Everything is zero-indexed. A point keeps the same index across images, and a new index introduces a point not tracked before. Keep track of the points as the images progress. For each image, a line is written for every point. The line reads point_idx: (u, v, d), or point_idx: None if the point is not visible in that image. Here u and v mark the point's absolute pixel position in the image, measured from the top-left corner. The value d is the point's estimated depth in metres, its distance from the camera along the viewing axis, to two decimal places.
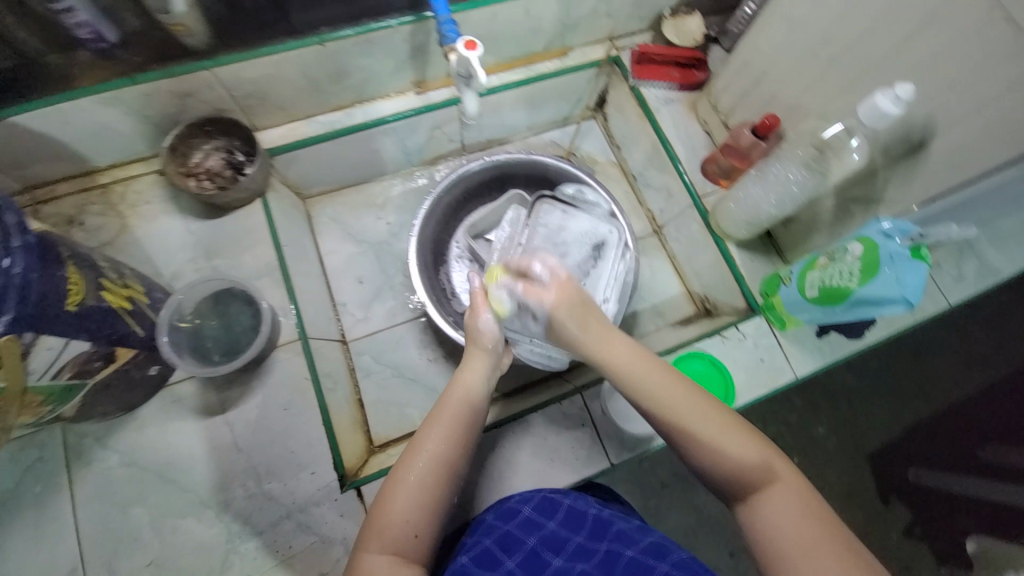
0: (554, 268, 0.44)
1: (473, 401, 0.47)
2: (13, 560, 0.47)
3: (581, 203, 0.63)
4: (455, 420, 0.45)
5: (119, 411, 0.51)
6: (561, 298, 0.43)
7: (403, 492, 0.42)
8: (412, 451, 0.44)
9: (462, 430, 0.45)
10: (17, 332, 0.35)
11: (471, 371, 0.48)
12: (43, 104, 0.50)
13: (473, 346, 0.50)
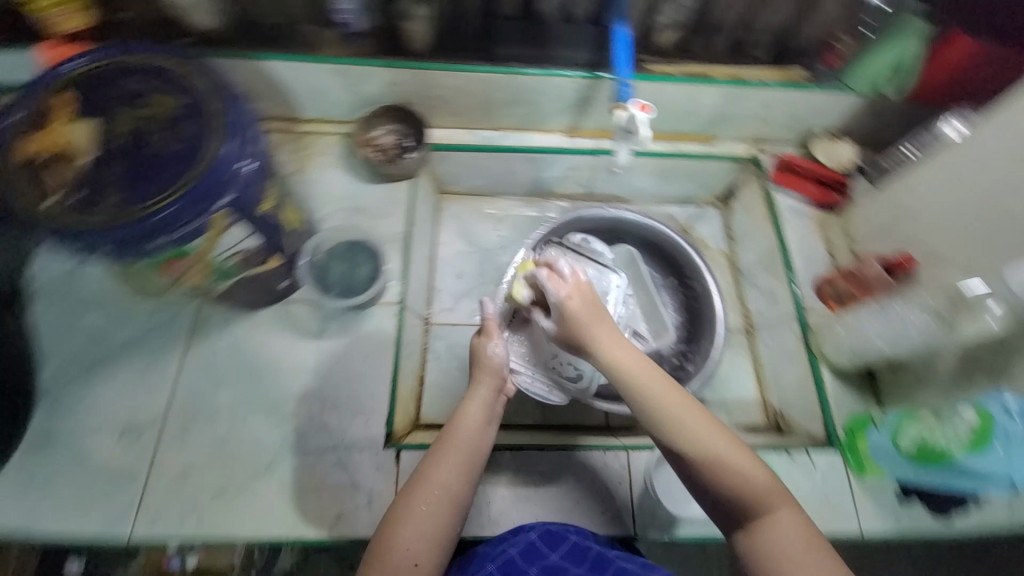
0: (576, 271, 0.49)
1: (480, 435, 0.49)
2: (122, 391, 0.56)
3: (587, 251, 0.65)
4: (464, 459, 0.47)
5: (243, 308, 0.60)
6: (576, 292, 0.47)
7: (410, 521, 0.44)
8: (421, 480, 0.46)
9: (468, 465, 0.47)
10: (231, 212, 0.43)
11: (479, 399, 0.51)
12: (294, 59, 0.63)
13: (479, 371, 0.52)
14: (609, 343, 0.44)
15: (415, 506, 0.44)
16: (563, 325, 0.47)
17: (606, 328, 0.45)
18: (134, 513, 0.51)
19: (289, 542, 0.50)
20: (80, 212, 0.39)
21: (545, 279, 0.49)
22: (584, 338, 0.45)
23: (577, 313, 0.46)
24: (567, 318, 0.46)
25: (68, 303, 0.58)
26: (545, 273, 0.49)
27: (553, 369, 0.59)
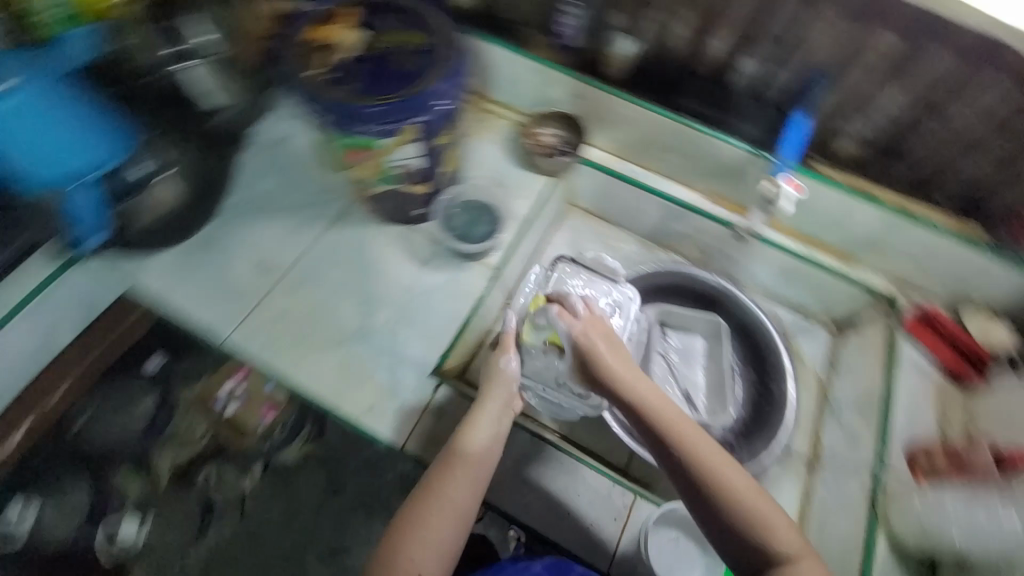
0: (587, 307, 0.55)
1: (483, 454, 0.52)
2: (267, 236, 0.69)
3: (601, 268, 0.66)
4: (472, 476, 0.51)
5: (376, 219, 0.71)
6: (589, 324, 0.52)
7: (420, 531, 0.49)
8: (432, 496, 0.50)
9: (476, 482, 0.51)
10: (421, 129, 0.54)
11: (491, 419, 0.54)
12: (501, 45, 0.71)
13: (495, 382, 0.56)
14: (625, 381, 0.49)
15: (423, 517, 0.49)
16: (577, 359, 0.52)
17: (621, 365, 0.50)
18: (236, 323, 0.63)
19: (327, 406, 0.59)
20: (323, 86, 0.52)
21: (556, 314, 0.53)
22: (600, 376, 0.50)
23: (591, 354, 0.51)
24: (582, 352, 0.51)
25: (265, 158, 0.73)
26: (557, 309, 0.54)
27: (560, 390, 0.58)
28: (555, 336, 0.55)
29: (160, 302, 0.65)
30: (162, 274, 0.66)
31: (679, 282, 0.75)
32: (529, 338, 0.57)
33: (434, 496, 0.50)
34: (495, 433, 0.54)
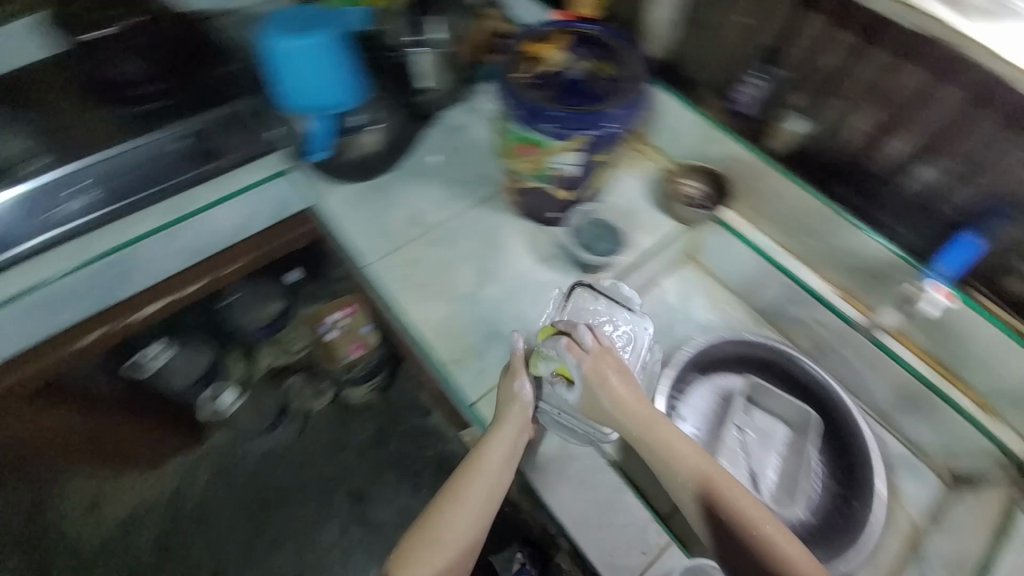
0: (597, 341, 0.61)
1: (494, 476, 0.60)
2: (420, 196, 0.79)
3: (618, 295, 0.69)
4: (482, 492, 0.59)
5: (510, 210, 0.78)
6: (601, 360, 0.60)
7: (434, 538, 0.58)
8: (446, 508, 0.59)
9: (486, 496, 0.59)
10: (591, 141, 0.61)
11: (505, 442, 0.61)
12: (676, 96, 0.77)
13: (512, 413, 0.62)
14: (640, 419, 0.57)
15: (439, 534, 0.58)
16: (587, 393, 0.60)
17: (626, 398, 0.58)
18: (381, 256, 0.74)
19: (425, 347, 0.68)
20: (521, 87, 0.62)
21: (567, 350, 0.60)
22: (610, 410, 0.58)
23: (602, 386, 0.59)
24: (591, 387, 0.59)
25: (445, 138, 0.86)
26: (568, 343, 0.61)
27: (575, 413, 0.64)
28: (564, 366, 0.61)
29: (332, 222, 0.79)
30: (340, 201, 0.79)
31: (781, 365, 0.72)
32: (540, 369, 0.63)
33: (448, 515, 0.58)
34: (509, 461, 0.60)
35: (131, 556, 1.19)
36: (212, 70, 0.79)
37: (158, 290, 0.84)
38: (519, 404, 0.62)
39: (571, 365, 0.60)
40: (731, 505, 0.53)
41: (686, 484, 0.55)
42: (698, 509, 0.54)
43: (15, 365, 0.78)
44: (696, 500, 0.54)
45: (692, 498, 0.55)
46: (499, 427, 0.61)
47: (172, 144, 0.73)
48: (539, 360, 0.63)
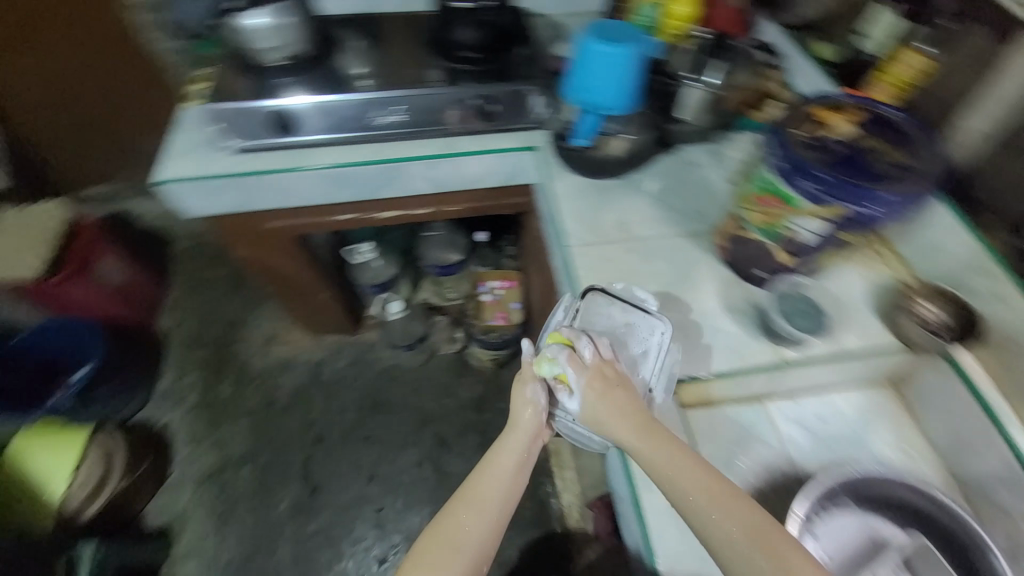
0: (600, 354, 0.64)
1: (505, 479, 0.63)
2: (637, 206, 0.84)
3: (637, 302, 0.68)
4: (495, 495, 0.62)
5: (714, 252, 0.78)
6: (597, 374, 0.62)
7: (443, 537, 0.59)
8: (458, 508, 0.61)
9: (497, 496, 0.62)
10: (845, 216, 0.60)
11: (511, 447, 0.65)
12: (958, 215, 0.70)
13: (516, 421, 0.66)
14: (638, 440, 0.57)
15: (454, 538, 0.59)
16: (586, 403, 0.61)
17: (622, 406, 0.60)
18: (583, 244, 0.79)
19: None
20: (796, 144, 0.63)
21: (568, 360, 0.63)
22: (606, 420, 0.60)
23: (600, 395, 0.61)
24: (591, 406, 0.61)
25: (679, 168, 0.88)
26: (569, 354, 0.63)
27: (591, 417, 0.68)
28: (566, 376, 0.63)
29: (552, 199, 0.84)
30: (567, 186, 0.85)
31: (964, 544, 0.59)
32: (545, 372, 0.65)
33: (460, 521, 0.60)
34: (517, 470, 0.64)
35: (272, 388, 1.44)
36: (511, 57, 0.93)
37: (395, 203, 1.00)
38: (534, 406, 0.67)
39: (572, 375, 0.62)
40: (752, 530, 0.50)
41: (700, 501, 0.52)
42: (709, 528, 0.51)
43: (285, 217, 0.98)
44: (714, 521, 0.51)
45: (701, 515, 0.51)
46: (507, 436, 0.66)
47: (472, 101, 0.88)
48: (544, 363, 0.64)
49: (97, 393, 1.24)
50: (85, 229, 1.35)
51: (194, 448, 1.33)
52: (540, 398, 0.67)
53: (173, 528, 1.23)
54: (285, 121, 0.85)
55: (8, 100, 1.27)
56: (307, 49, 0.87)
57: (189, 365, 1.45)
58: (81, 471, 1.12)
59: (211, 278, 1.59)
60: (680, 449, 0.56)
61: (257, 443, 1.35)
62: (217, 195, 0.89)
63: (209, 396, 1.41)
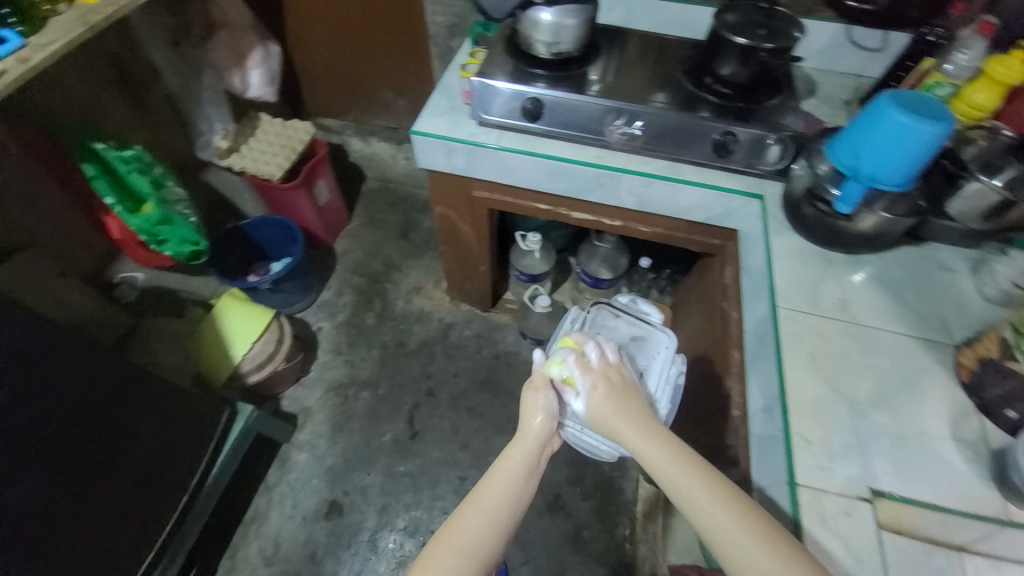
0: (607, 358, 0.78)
1: (515, 482, 0.68)
2: (865, 289, 0.77)
3: (639, 319, 0.94)
4: (504, 498, 0.66)
5: (947, 368, 0.69)
6: (601, 381, 0.75)
7: (448, 540, 0.61)
8: (463, 512, 0.64)
9: (508, 493, 0.66)
10: None
11: (517, 449, 0.72)
12: None
13: (524, 424, 0.75)
14: (637, 433, 0.68)
15: (461, 542, 0.61)
16: (590, 400, 0.73)
17: (626, 405, 0.72)
18: (793, 309, 0.74)
19: (786, 398, 0.66)
20: None
21: (577, 362, 0.76)
22: (610, 419, 0.71)
23: (606, 394, 0.73)
24: (593, 406, 0.73)
25: (921, 264, 0.80)
26: (579, 358, 0.77)
27: (597, 428, 0.83)
28: (574, 376, 0.76)
29: (768, 255, 0.80)
30: (787, 248, 0.81)
31: None
32: (559, 373, 0.77)
33: (466, 523, 0.63)
34: (524, 475, 0.70)
35: (406, 332, 1.57)
36: (764, 102, 0.91)
37: (591, 208, 1.03)
38: (546, 412, 0.75)
39: (579, 376, 0.75)
40: (752, 523, 0.55)
41: (699, 497, 0.58)
42: (706, 507, 0.57)
43: (491, 191, 1.06)
44: (715, 518, 0.56)
45: (704, 509, 0.58)
46: (516, 445, 0.72)
47: (712, 134, 0.88)
48: (555, 364, 0.77)
49: (282, 285, 1.45)
50: (318, 147, 1.50)
51: (332, 358, 1.51)
52: (553, 404, 0.76)
53: (300, 417, 1.41)
54: (532, 108, 0.91)
55: (301, 35, 1.55)
56: (573, 50, 0.91)
57: (348, 286, 1.65)
58: (255, 346, 1.26)
59: (386, 221, 1.79)
60: (672, 443, 0.66)
61: (381, 374, 1.49)
62: (450, 157, 0.99)
63: (356, 318, 1.59)
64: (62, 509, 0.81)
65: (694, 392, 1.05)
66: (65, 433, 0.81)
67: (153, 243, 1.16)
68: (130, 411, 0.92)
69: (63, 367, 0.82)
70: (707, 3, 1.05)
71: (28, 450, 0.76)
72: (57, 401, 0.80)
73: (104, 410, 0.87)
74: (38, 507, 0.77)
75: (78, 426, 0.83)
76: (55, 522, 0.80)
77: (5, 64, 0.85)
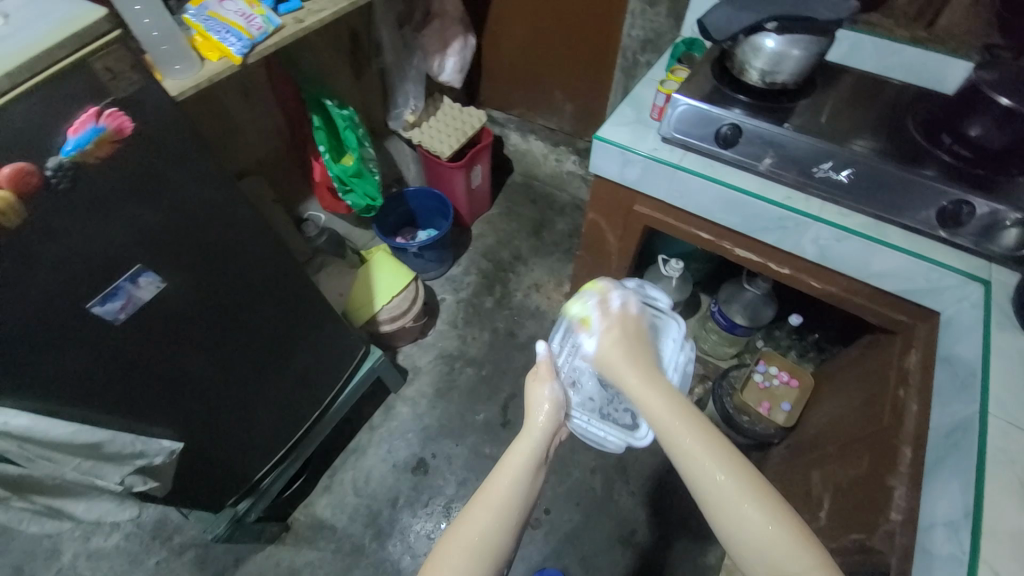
0: (626, 306, 0.76)
1: (522, 481, 0.64)
2: None
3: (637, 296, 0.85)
4: (511, 502, 0.62)
5: None
6: (616, 326, 0.73)
7: (457, 539, 0.59)
8: (468, 514, 0.61)
9: (517, 494, 0.62)
10: None
11: (517, 450, 0.68)
12: None
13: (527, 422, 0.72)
14: (639, 373, 0.67)
15: (468, 542, 0.58)
16: (601, 344, 0.71)
17: (635, 351, 0.70)
18: (1011, 423, 0.62)
19: (978, 519, 0.55)
20: None
21: (599, 302, 0.76)
22: (618, 361, 0.69)
23: (618, 339, 0.71)
24: (603, 350, 0.71)
25: None
26: (599, 301, 0.76)
27: (606, 421, 0.82)
28: (603, 309, 0.75)
29: (985, 350, 0.68)
30: (1012, 348, 0.68)
31: None
32: (585, 313, 0.76)
33: (475, 525, 0.60)
34: (532, 468, 0.66)
35: (518, 324, 1.62)
36: (1016, 176, 0.77)
37: (760, 249, 0.96)
38: (553, 401, 0.72)
39: (596, 319, 0.74)
40: (752, 488, 0.54)
41: (702, 453, 0.56)
42: (695, 455, 0.56)
43: (654, 209, 1.04)
44: (714, 481, 0.55)
45: (706, 468, 0.55)
46: (513, 454, 0.67)
47: (942, 200, 0.77)
48: (574, 304, 0.78)
49: (425, 253, 1.58)
50: (485, 136, 1.61)
51: (447, 329, 1.61)
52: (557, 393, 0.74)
53: (410, 374, 1.52)
54: (729, 135, 0.88)
55: (495, 31, 1.66)
56: (788, 82, 0.86)
57: (475, 267, 1.74)
58: (394, 299, 1.39)
59: (523, 216, 1.86)
60: (673, 394, 0.63)
61: (487, 357, 1.56)
62: (623, 167, 0.99)
63: (476, 299, 1.67)
64: (248, 393, 0.96)
65: (831, 476, 0.93)
66: (269, 341, 0.95)
67: (341, 189, 1.34)
68: (314, 333, 1.06)
69: (297, 289, 0.96)
70: (960, 56, 0.92)
71: (245, 346, 0.91)
72: (276, 316, 0.94)
73: (299, 327, 1.01)
74: (238, 389, 0.93)
75: (270, 338, 0.95)
76: (241, 403, 0.95)
77: (285, 22, 0.99)
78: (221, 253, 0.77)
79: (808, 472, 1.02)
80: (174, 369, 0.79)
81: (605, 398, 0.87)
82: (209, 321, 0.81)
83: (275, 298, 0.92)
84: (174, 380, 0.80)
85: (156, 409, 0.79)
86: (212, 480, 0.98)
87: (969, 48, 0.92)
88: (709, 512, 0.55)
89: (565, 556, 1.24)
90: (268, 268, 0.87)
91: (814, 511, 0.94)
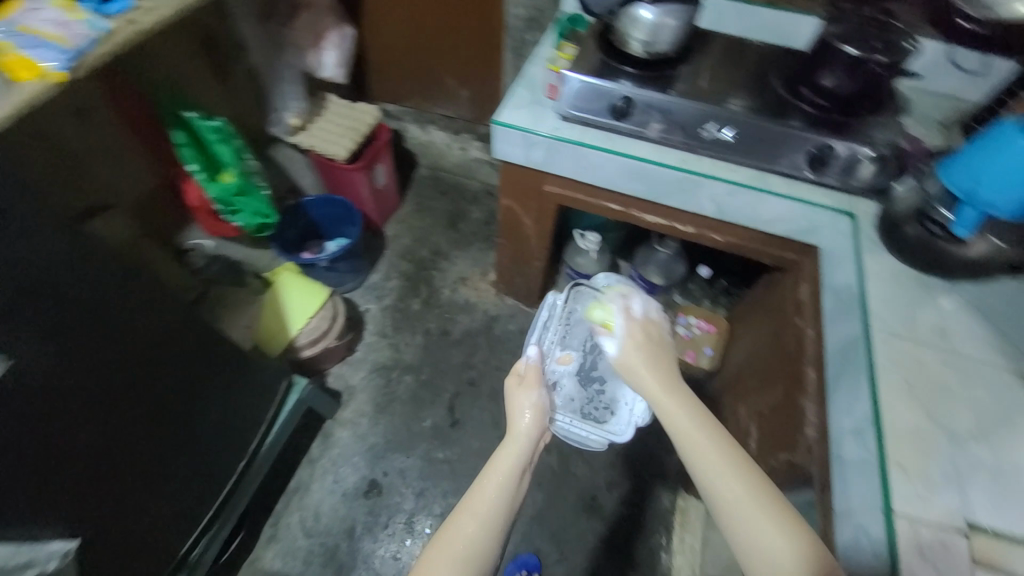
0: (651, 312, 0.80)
1: (506, 483, 0.62)
2: (963, 320, 0.74)
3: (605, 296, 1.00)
4: (494, 507, 0.60)
5: None
6: (640, 332, 0.76)
7: (447, 549, 0.56)
8: (455, 526, 0.58)
9: (502, 496, 0.61)
10: None
11: (503, 456, 0.65)
12: None
13: (512, 428, 0.70)
14: (660, 386, 0.69)
15: (459, 550, 0.56)
16: (623, 346, 0.74)
17: (656, 361, 0.73)
18: (889, 333, 0.72)
19: (880, 421, 0.64)
20: None
21: (627, 307, 0.79)
22: (640, 370, 0.71)
23: (639, 346, 0.74)
24: (625, 355, 0.73)
25: None
26: (629, 303, 0.80)
27: (586, 419, 0.93)
28: (631, 317, 0.78)
29: (862, 274, 0.78)
30: (880, 269, 0.79)
31: None
32: (609, 320, 0.78)
33: (461, 531, 0.58)
34: (517, 475, 0.64)
35: (450, 321, 1.58)
36: (864, 118, 0.89)
37: (666, 213, 1.01)
38: (536, 408, 0.72)
39: (619, 322, 0.77)
40: (756, 486, 0.56)
41: (714, 455, 0.59)
42: (707, 454, 0.59)
43: (563, 187, 1.05)
44: (724, 483, 0.57)
45: (714, 470, 0.58)
46: (500, 459, 0.65)
47: (808, 146, 0.86)
48: (597, 308, 0.80)
49: (338, 265, 1.48)
50: (382, 132, 1.51)
51: (378, 340, 1.53)
52: (546, 403, 0.74)
53: (345, 395, 1.43)
54: (624, 107, 0.90)
55: (374, 20, 1.56)
56: (670, 51, 0.90)
57: (395, 271, 1.66)
58: (311, 321, 1.28)
59: (437, 211, 1.80)
60: (694, 402, 0.66)
61: (425, 360, 1.51)
62: (529, 150, 0.98)
63: (402, 304, 1.60)
64: (151, 459, 0.83)
65: (755, 407, 1.02)
66: (165, 396, 0.83)
67: (225, 211, 1.20)
68: (219, 378, 0.94)
69: (188, 333, 0.84)
70: (808, 14, 1.02)
71: (138, 409, 0.78)
72: (170, 367, 0.82)
73: (199, 372, 0.89)
74: (141, 457, 0.81)
75: (167, 394, 0.83)
76: (144, 472, 0.82)
77: (114, 25, 0.83)
78: (85, 310, 0.65)
79: (735, 408, 1.12)
80: (52, 454, 0.65)
81: (585, 397, 0.96)
82: (86, 390, 0.68)
83: (163, 348, 0.80)
84: (52, 468, 0.66)
85: (38, 506, 0.65)
86: (128, 567, 0.84)
87: (813, 8, 1.02)
88: (715, 508, 0.57)
89: (535, 539, 1.26)
90: (144, 314, 0.75)
91: (745, 441, 1.04)
